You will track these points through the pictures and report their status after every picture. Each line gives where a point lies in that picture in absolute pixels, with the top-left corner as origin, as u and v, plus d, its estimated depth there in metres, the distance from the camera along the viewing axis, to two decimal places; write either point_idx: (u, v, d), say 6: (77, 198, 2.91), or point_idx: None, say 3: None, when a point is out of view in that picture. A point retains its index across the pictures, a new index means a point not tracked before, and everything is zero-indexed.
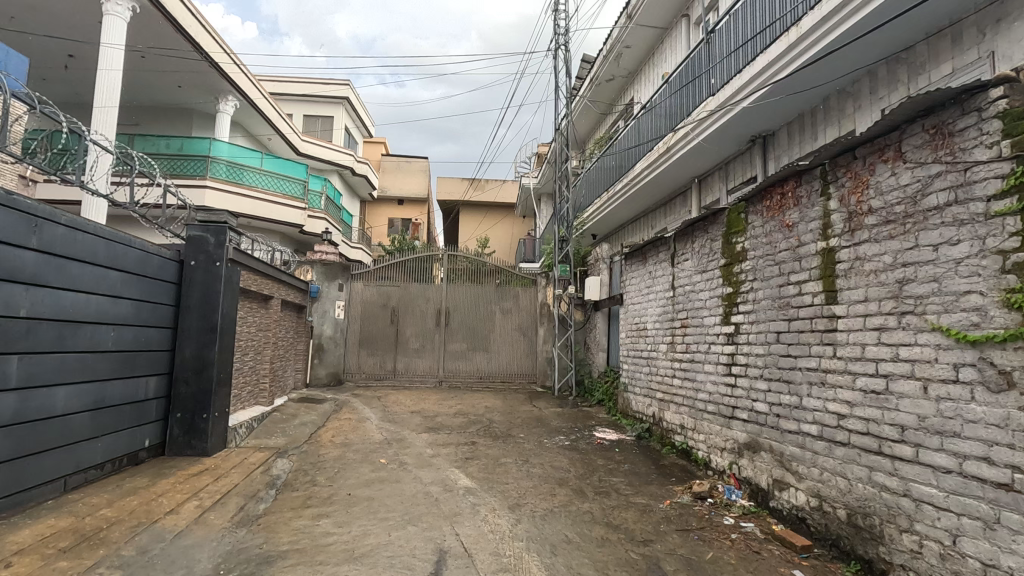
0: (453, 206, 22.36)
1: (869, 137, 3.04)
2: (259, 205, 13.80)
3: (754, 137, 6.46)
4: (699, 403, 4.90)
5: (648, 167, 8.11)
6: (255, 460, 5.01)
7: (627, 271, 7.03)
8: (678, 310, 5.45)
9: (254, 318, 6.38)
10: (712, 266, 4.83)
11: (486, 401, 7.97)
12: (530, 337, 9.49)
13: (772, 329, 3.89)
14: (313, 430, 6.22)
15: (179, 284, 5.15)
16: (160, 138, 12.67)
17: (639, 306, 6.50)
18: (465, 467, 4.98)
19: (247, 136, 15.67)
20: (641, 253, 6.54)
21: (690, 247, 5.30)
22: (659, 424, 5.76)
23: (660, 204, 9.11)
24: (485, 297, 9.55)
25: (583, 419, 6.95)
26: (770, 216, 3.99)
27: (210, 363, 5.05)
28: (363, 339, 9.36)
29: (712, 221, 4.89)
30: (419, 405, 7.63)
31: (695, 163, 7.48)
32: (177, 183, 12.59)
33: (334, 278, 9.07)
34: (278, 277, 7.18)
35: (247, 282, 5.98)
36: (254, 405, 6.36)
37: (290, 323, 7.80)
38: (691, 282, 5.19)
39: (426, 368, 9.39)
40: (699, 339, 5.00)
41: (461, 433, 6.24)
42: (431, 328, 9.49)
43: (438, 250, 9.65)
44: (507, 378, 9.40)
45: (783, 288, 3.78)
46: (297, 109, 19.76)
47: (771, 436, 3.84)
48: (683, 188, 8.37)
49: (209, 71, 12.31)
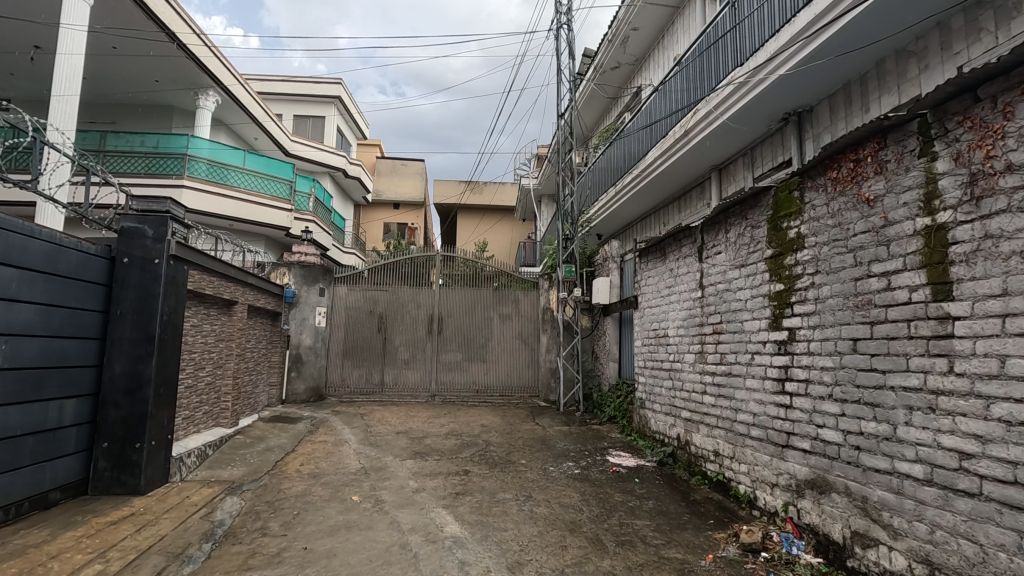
0: (450, 209, 21.55)
1: (1004, 67, 2.20)
2: (242, 206, 12.96)
3: (788, 115, 5.62)
4: (740, 426, 4.01)
5: (662, 156, 7.27)
6: (198, 500, 4.09)
7: (641, 270, 6.18)
8: (708, 313, 4.58)
9: (211, 326, 5.50)
10: (753, 259, 3.96)
11: (483, 418, 7.06)
12: (531, 345, 8.62)
13: (844, 336, 3.02)
14: (279, 457, 5.31)
15: (111, 287, 4.27)
16: (134, 135, 11.77)
17: (657, 310, 5.62)
18: (454, 506, 4.08)
19: (231, 133, 14.82)
20: (660, 248, 5.68)
21: (722, 238, 4.44)
22: (686, 448, 4.88)
23: (674, 198, 8.28)
24: (481, 302, 8.69)
25: (594, 441, 6.05)
26: (839, 191, 3.14)
27: (146, 381, 4.18)
28: (347, 349, 8.50)
29: (752, 204, 4.03)
30: (407, 425, 6.73)
31: (716, 149, 6.64)
32: (152, 182, 11.72)
33: (314, 281, 8.17)
34: (246, 280, 6.29)
35: (201, 284, 5.10)
36: (211, 428, 5.47)
37: (260, 333, 6.92)
38: (725, 280, 4.32)
39: (417, 381, 8.49)
40: (737, 348, 4.12)
41: (452, 460, 5.34)
42: (422, 336, 8.61)
43: (430, 252, 8.78)
44: (506, 392, 8.50)
45: (861, 281, 2.91)
46: (287, 109, 18.98)
47: (846, 475, 2.96)
48: (701, 179, 7.53)
49: (191, 66, 11.46)
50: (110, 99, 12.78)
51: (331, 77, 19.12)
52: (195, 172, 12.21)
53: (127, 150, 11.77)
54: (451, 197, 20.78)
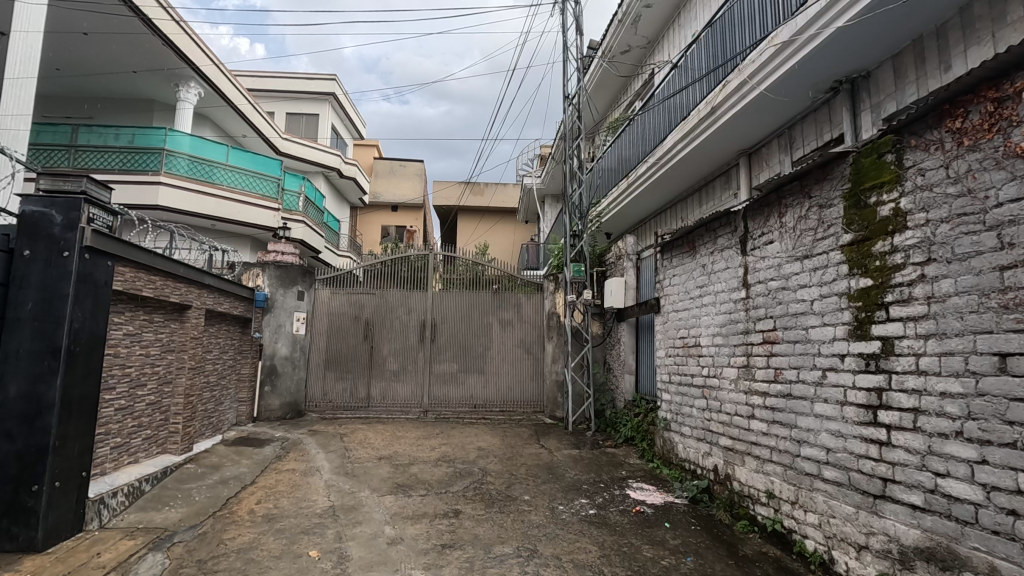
0: (450, 211, 20.72)
1: None
2: (226, 205, 12.14)
3: (839, 83, 4.75)
4: (805, 464, 3.11)
5: (683, 140, 6.40)
6: (109, 559, 3.18)
7: (664, 268, 5.29)
8: (757, 318, 3.68)
9: (155, 335, 4.64)
10: (822, 248, 3.07)
11: (479, 439, 6.15)
12: (535, 354, 7.73)
13: (983, 350, 2.14)
14: (233, 492, 4.40)
15: (8, 286, 3.40)
16: (108, 129, 10.94)
17: (687, 313, 4.72)
18: (437, 567, 3.16)
19: (216, 129, 13.99)
20: (688, 240, 4.77)
21: (774, 224, 3.54)
22: (726, 484, 3.97)
23: (693, 190, 7.41)
24: (479, 306, 7.81)
25: (609, 470, 5.12)
26: (967, 145, 2.26)
27: (49, 405, 3.29)
28: (329, 360, 7.62)
29: (818, 179, 3.15)
30: (391, 448, 5.81)
31: (748, 128, 5.77)
32: (127, 179, 10.90)
33: (292, 283, 7.27)
34: (205, 280, 5.41)
35: (139, 284, 4.23)
36: (155, 457, 4.59)
37: (224, 342, 6.04)
38: (781, 275, 3.42)
39: (408, 396, 7.60)
40: (799, 362, 3.22)
41: (441, 496, 4.41)
42: (414, 345, 7.72)
43: (421, 250, 7.89)
44: (507, 407, 7.60)
45: (1012, 270, 2.05)
46: (280, 108, 18.26)
47: (992, 550, 2.06)
48: (726, 166, 6.66)
49: (169, 53, 10.70)
50: (86, 92, 11.99)
51: (325, 73, 18.36)
52: (175, 168, 11.35)
53: (101, 145, 10.92)
54: (451, 199, 19.94)
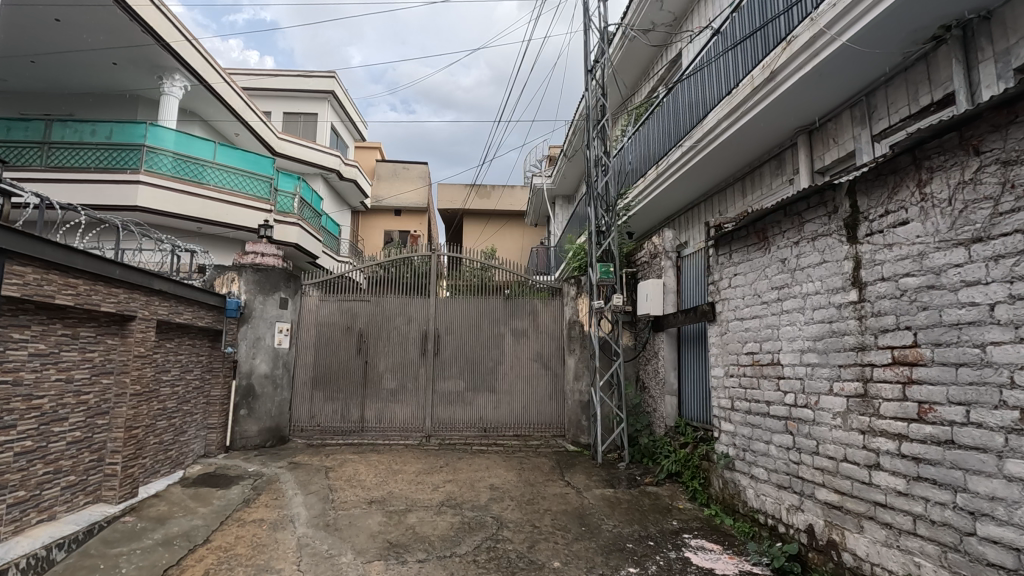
0: (455, 215, 19.77)
1: None
2: (215, 206, 11.24)
3: (947, 28, 3.72)
4: (986, 549, 2.09)
5: (730, 117, 5.40)
6: None
7: (720, 267, 4.27)
8: (880, 329, 2.66)
9: (82, 355, 3.68)
10: (1012, 227, 2.06)
11: (491, 475, 5.13)
12: (554, 369, 6.71)
13: None
14: (175, 558, 3.36)
15: None
16: (85, 124, 10.06)
17: (759, 321, 3.70)
18: None
19: (206, 127, 13.14)
20: (759, 229, 3.77)
21: (909, 198, 2.53)
22: (830, 555, 2.91)
23: (734, 179, 6.40)
24: (489, 314, 6.82)
25: (656, 519, 4.06)
26: None
27: None
28: (317, 377, 6.63)
29: (995, 125, 2.14)
30: (385, 488, 4.77)
31: (814, 96, 4.77)
32: (104, 178, 9.94)
33: (274, 289, 6.29)
34: (159, 282, 4.43)
35: (50, 287, 3.26)
36: (78, 512, 3.60)
37: (184, 359, 5.08)
38: (926, 269, 2.41)
39: (408, 419, 6.60)
40: (965, 397, 2.20)
41: (444, 563, 3.38)
42: (414, 359, 6.72)
43: (422, 250, 6.89)
44: (522, 431, 6.57)
45: None
46: (276, 107, 17.44)
47: None
48: (778, 148, 5.65)
49: (149, 42, 9.81)
50: (65, 86, 11.18)
51: (324, 72, 17.46)
52: (157, 166, 10.41)
53: (77, 141, 10.03)
54: (454, 203, 18.81)
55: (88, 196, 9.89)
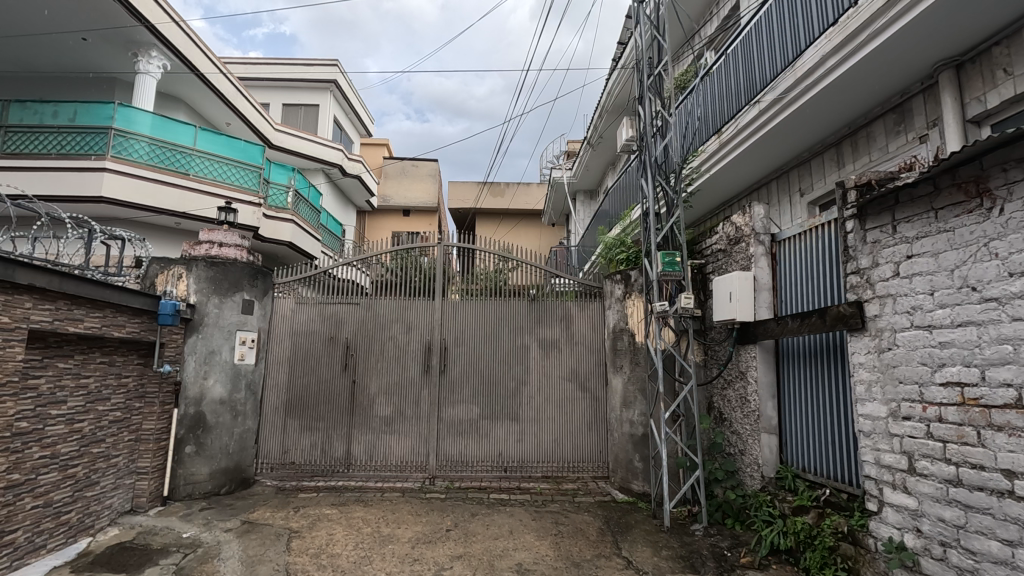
0: (466, 216, 18.36)
1: None
2: (195, 198, 9.92)
3: None
4: None
5: (842, 47, 3.87)
6: None
7: (872, 250, 2.77)
8: None
9: None
10: None
11: (516, 546, 3.66)
12: (595, 391, 5.21)
13: None
14: None
15: None
16: (45, 104, 8.81)
17: (975, 331, 2.22)
18: None
19: (193, 114, 11.83)
20: (975, 179, 2.25)
21: None
22: None
23: (829, 145, 4.84)
24: (511, 320, 5.37)
25: None
26: None
27: None
28: (292, 402, 5.20)
29: None
30: (364, 571, 3.32)
31: (983, 11, 3.24)
32: (65, 164, 8.67)
33: (235, 289, 4.89)
34: (35, 272, 3.05)
35: None
36: None
37: (92, 383, 3.69)
38: None
39: (405, 456, 5.14)
40: None
41: None
42: (414, 378, 5.26)
43: (424, 243, 5.49)
44: (553, 472, 5.11)
45: None
46: (274, 97, 16.14)
47: None
48: (900, 97, 4.09)
49: (119, 11, 8.49)
50: (33, 66, 9.98)
51: (328, 60, 16.21)
52: (130, 153, 9.14)
53: (36, 124, 8.81)
54: (466, 201, 17.37)
55: (45, 184, 8.63)
